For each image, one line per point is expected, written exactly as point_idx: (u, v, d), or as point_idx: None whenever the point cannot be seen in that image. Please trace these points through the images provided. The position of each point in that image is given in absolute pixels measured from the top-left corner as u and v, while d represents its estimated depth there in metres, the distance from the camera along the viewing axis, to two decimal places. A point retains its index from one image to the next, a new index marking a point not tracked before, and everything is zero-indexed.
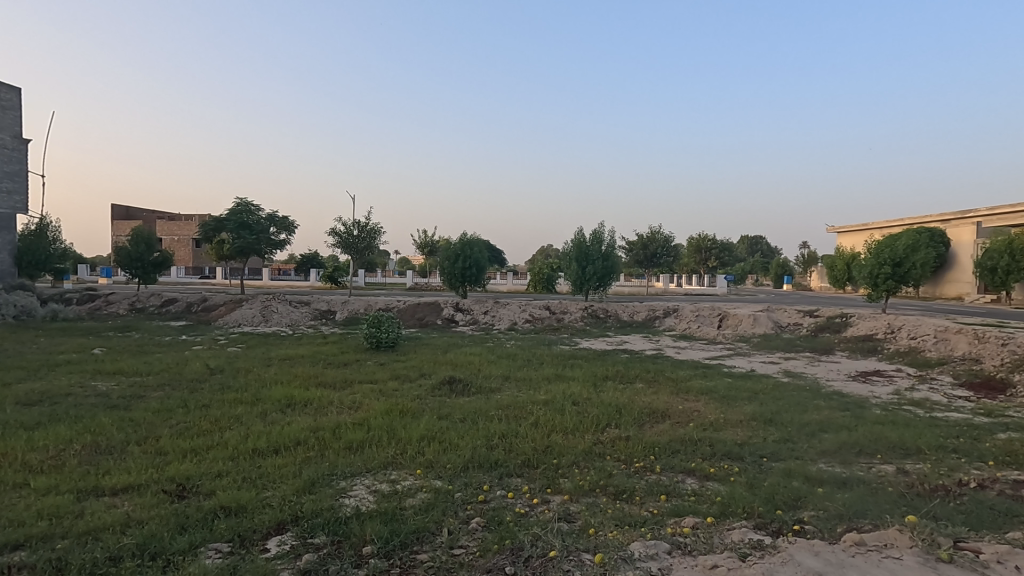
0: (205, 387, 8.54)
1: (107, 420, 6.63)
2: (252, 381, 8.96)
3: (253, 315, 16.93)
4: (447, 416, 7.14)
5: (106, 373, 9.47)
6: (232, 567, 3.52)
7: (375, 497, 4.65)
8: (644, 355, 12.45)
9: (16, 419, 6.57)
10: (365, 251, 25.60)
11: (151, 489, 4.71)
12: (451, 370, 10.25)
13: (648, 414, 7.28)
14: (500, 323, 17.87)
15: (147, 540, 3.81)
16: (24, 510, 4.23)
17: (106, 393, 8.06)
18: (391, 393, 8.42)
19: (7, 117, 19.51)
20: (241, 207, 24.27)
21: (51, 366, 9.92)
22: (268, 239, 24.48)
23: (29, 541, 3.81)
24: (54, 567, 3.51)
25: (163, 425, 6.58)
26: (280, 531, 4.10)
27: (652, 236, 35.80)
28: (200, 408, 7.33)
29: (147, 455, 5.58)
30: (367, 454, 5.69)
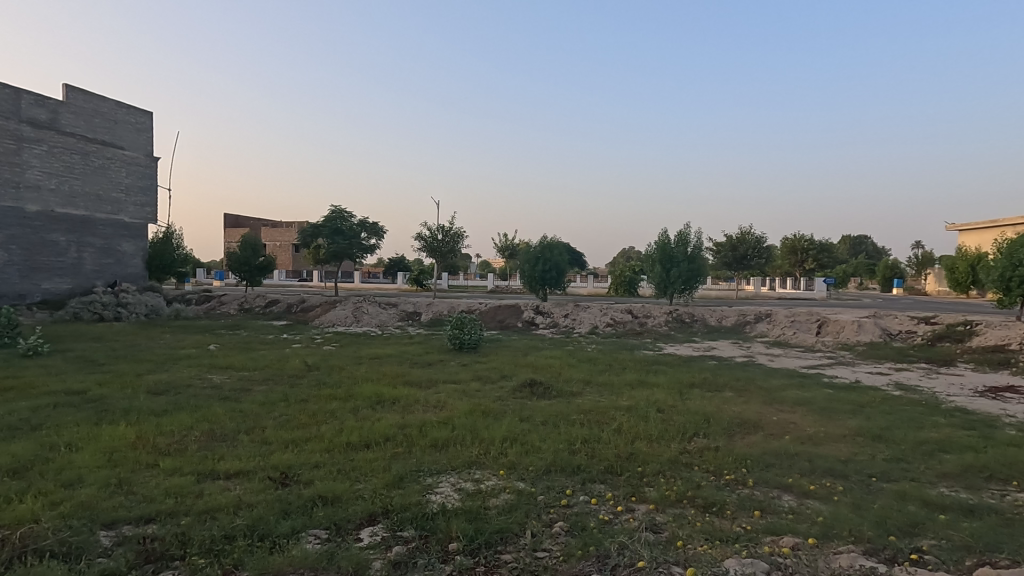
0: (304, 382, 9.19)
1: (221, 410, 7.31)
2: (344, 378, 9.51)
3: (345, 316, 17.95)
4: (528, 418, 7.18)
5: (218, 367, 10.41)
6: (329, 554, 3.72)
7: (460, 495, 4.77)
8: (733, 362, 11.84)
9: (147, 406, 7.41)
10: (448, 255, 26.33)
11: (259, 475, 5.13)
12: (531, 373, 10.28)
13: (738, 424, 6.92)
14: (580, 326, 17.73)
15: (255, 523, 4.14)
16: (155, 487, 4.74)
17: (218, 386, 8.87)
18: (473, 394, 8.61)
19: (142, 138, 21.15)
20: (335, 213, 25.80)
21: (174, 359, 11.11)
22: (359, 244, 25.83)
23: (158, 516, 4.26)
24: (179, 541, 3.89)
25: (267, 416, 7.13)
26: (372, 522, 4.31)
27: (743, 237, 34.00)
28: (300, 401, 7.90)
29: (254, 443, 6.07)
30: (452, 453, 5.85)
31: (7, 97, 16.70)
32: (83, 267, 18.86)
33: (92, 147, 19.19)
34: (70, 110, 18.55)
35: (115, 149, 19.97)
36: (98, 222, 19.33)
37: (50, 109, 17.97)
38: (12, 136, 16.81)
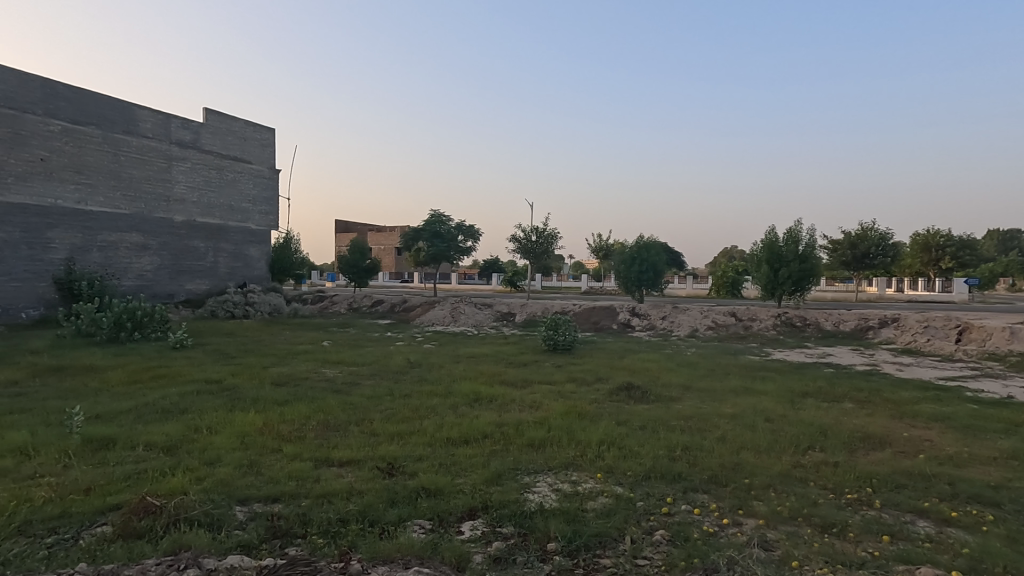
0: (407, 378, 9.68)
1: (334, 402, 7.89)
2: (444, 376, 9.89)
3: (444, 315, 18.67)
4: (625, 422, 7.03)
5: (331, 361, 11.25)
6: (433, 544, 3.88)
7: (558, 496, 4.77)
8: (853, 371, 10.81)
9: (272, 396, 8.18)
10: (542, 256, 26.48)
11: (369, 464, 5.46)
12: (628, 375, 10.06)
13: (860, 439, 6.30)
14: (678, 329, 17.07)
15: (366, 509, 4.42)
16: (279, 470, 5.22)
17: (332, 379, 9.59)
18: (568, 395, 8.59)
19: (267, 153, 23.39)
20: (435, 217, 26.88)
21: (294, 353, 12.18)
22: (456, 246, 26.72)
23: (282, 496, 4.68)
24: (301, 520, 4.24)
25: (374, 409, 7.59)
26: (472, 516, 4.43)
27: (864, 233, 30.95)
28: (403, 396, 8.33)
29: (364, 434, 6.49)
30: (549, 453, 5.87)
31: (160, 121, 19.13)
32: (218, 270, 21.17)
33: (226, 163, 21.49)
34: (208, 130, 20.89)
35: (244, 164, 22.25)
36: (230, 230, 21.62)
37: (193, 130, 20.36)
38: (163, 156, 19.23)
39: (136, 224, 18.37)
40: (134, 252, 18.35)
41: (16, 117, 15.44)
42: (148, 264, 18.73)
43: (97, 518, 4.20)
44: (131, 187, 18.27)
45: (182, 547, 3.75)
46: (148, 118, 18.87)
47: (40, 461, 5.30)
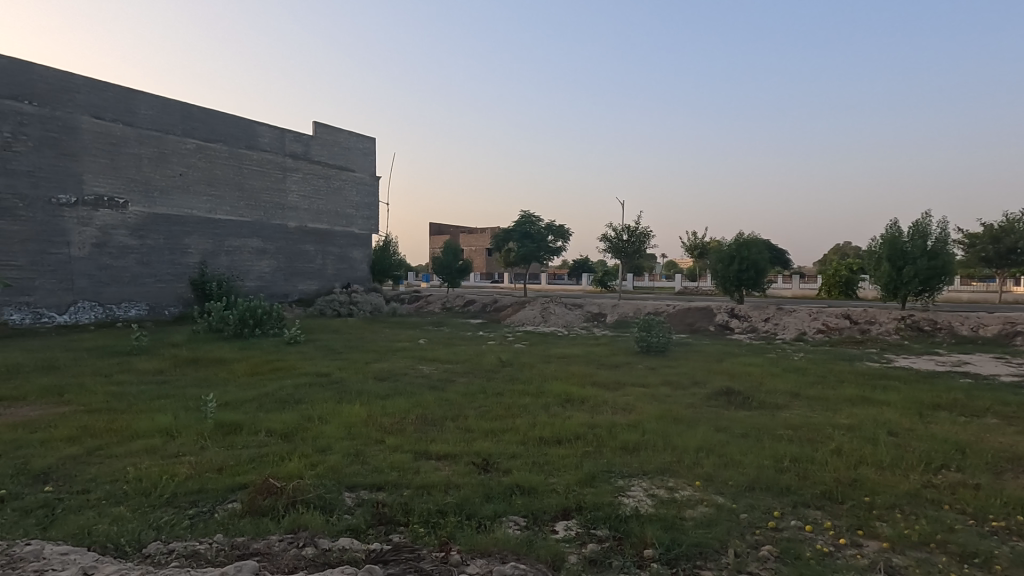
0: (499, 377, 9.85)
1: (431, 397, 8.22)
2: (535, 375, 9.96)
3: (534, 316, 18.80)
4: (726, 429, 6.69)
5: (427, 359, 11.73)
6: (528, 542, 3.92)
7: (654, 502, 4.64)
8: (996, 382, 9.52)
9: (374, 390, 8.67)
10: (633, 256, 25.88)
11: (465, 459, 5.63)
12: (727, 380, 9.56)
13: (1007, 460, 5.53)
14: (783, 332, 15.96)
15: (463, 502, 4.56)
16: (382, 460, 5.52)
17: (428, 375, 10.00)
18: (663, 398, 8.32)
19: (368, 161, 24.85)
20: (525, 218, 27.16)
21: (393, 350, 12.83)
22: (546, 246, 26.81)
23: (386, 485, 4.94)
24: (403, 509, 4.46)
25: (468, 406, 7.81)
26: (566, 516, 4.43)
27: (1009, 226, 27.16)
28: (496, 394, 8.49)
29: (459, 430, 6.69)
30: (644, 457, 5.72)
31: (276, 136, 20.96)
32: (326, 271, 22.79)
33: (332, 172, 23.10)
34: (317, 142, 22.59)
35: (348, 172, 23.79)
36: (336, 234, 23.19)
37: (304, 143, 22.11)
38: (279, 167, 21.05)
39: (256, 231, 20.25)
40: (255, 255, 20.22)
41: (161, 138, 17.60)
42: (266, 266, 20.56)
43: (229, 495, 4.68)
44: (252, 197, 20.17)
45: (300, 527, 4.08)
46: (266, 133, 20.76)
47: (182, 441, 5.98)
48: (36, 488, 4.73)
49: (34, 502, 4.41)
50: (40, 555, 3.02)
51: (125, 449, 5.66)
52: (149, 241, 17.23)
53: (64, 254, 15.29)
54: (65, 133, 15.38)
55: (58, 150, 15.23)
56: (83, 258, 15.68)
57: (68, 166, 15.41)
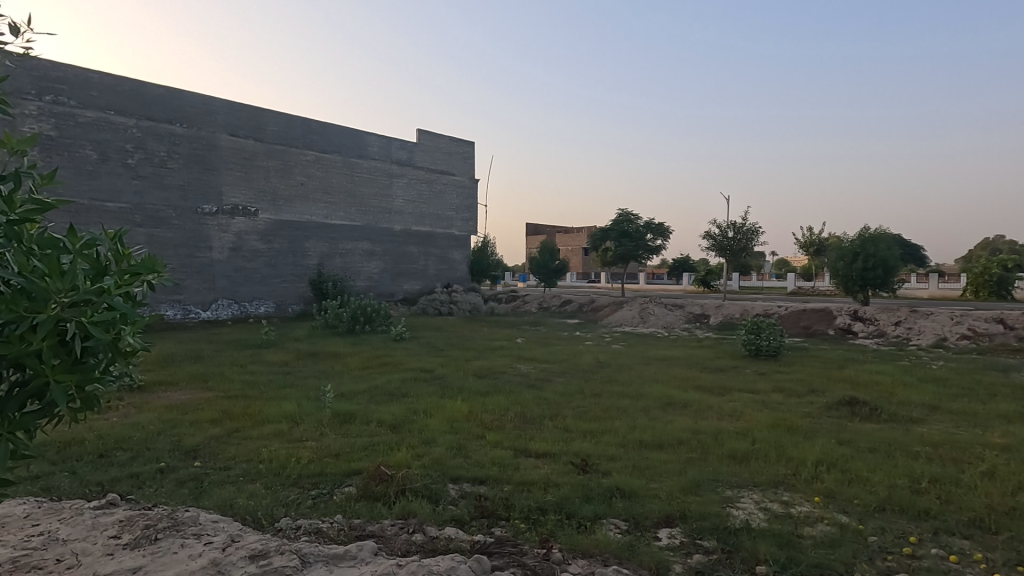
0: (597, 377, 9.74)
1: (529, 396, 8.31)
2: (635, 377, 9.72)
3: (632, 316, 18.36)
4: (849, 442, 6.11)
5: (524, 358, 11.87)
6: (630, 546, 3.84)
7: (766, 516, 4.35)
8: None
9: (475, 387, 8.93)
10: (740, 254, 24.42)
11: (564, 459, 5.63)
12: (850, 389, 8.72)
13: None
14: (918, 337, 14.28)
15: (563, 501, 4.56)
16: (483, 455, 5.66)
17: (526, 374, 10.12)
18: (774, 406, 7.77)
19: (468, 165, 25.65)
20: (622, 217, 26.62)
21: (492, 349, 13.14)
22: (645, 245, 26.08)
23: (487, 479, 5.07)
24: (504, 504, 4.55)
25: (566, 406, 7.80)
26: (669, 524, 4.28)
27: None
28: (594, 395, 8.40)
29: (557, 429, 6.70)
30: (754, 467, 5.38)
31: (383, 145, 22.27)
32: (428, 272, 23.84)
33: (434, 176, 24.10)
34: (420, 148, 23.69)
35: (449, 176, 24.70)
36: (437, 236, 24.17)
37: (409, 150, 23.28)
38: (386, 174, 22.34)
39: (365, 234, 21.64)
40: (365, 257, 21.63)
41: (286, 151, 19.38)
42: (375, 267, 21.91)
43: (345, 480, 5.04)
44: (363, 202, 21.58)
45: (410, 513, 4.31)
46: (375, 142, 22.13)
47: (305, 427, 6.55)
48: (188, 462, 5.41)
49: (187, 474, 5.04)
50: (197, 520, 3.44)
51: (258, 432, 6.30)
52: (276, 245, 19.03)
53: (207, 257, 17.32)
54: (209, 150, 17.43)
55: (202, 165, 17.29)
56: (222, 261, 17.67)
57: (211, 180, 17.45)
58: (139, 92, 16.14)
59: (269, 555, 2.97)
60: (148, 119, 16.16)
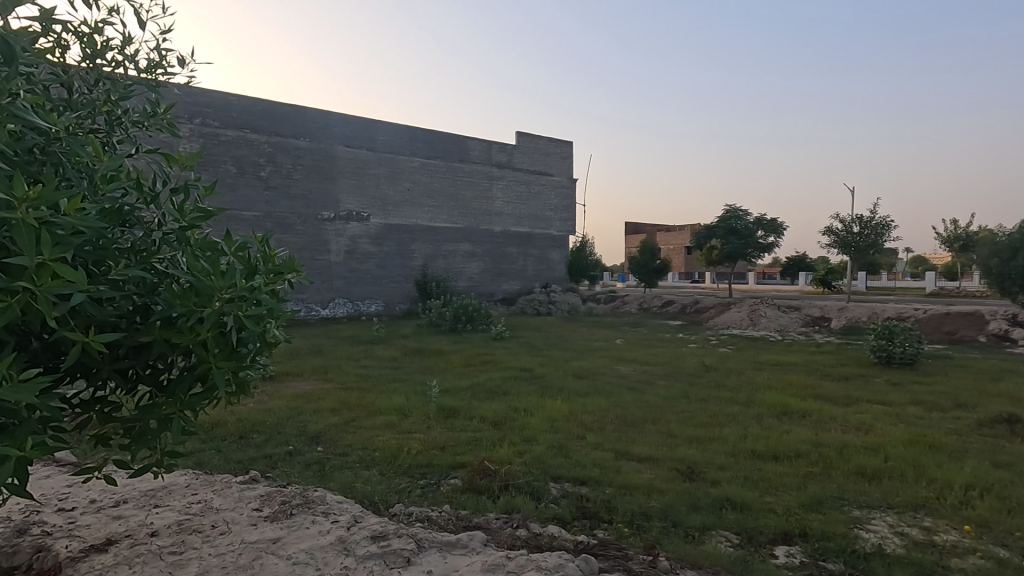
0: (702, 382, 9.29)
1: (630, 398, 8.13)
2: (745, 383, 9.16)
3: (741, 318, 17.32)
4: (1007, 466, 5.32)
5: (625, 359, 11.63)
6: (743, 561, 3.62)
7: (903, 542, 3.90)
8: None
9: (574, 387, 8.90)
10: (867, 251, 22.16)
11: (668, 464, 5.43)
12: (1007, 405, 7.59)
13: None
14: None
15: (668, 508, 4.41)
16: (584, 456, 5.62)
17: (627, 376, 9.90)
18: (911, 420, 6.96)
19: (566, 165, 25.61)
20: (730, 213, 25.20)
21: (591, 349, 13.02)
22: (755, 243, 24.49)
23: (588, 481, 5.03)
24: (607, 507, 4.48)
25: (670, 410, 7.53)
26: (787, 541, 3.99)
27: None
28: (700, 400, 8.03)
29: (660, 434, 6.49)
30: (887, 487, 4.85)
31: (484, 149, 22.88)
32: (527, 272, 24.13)
33: (533, 177, 24.34)
34: (520, 150, 24.04)
35: (548, 176, 24.82)
36: (536, 236, 24.38)
37: (508, 152, 23.71)
38: (487, 177, 22.92)
39: (467, 235, 22.36)
40: (466, 258, 22.35)
41: (395, 158, 20.53)
42: (476, 268, 22.58)
43: (451, 472, 5.25)
44: (465, 205, 22.31)
45: (513, 509, 4.39)
46: (476, 147, 22.80)
47: (413, 420, 6.90)
48: (312, 447, 5.91)
49: (312, 458, 5.51)
50: (324, 499, 3.76)
51: (371, 422, 6.74)
52: (385, 247, 20.25)
53: (326, 260, 18.83)
54: (327, 161, 18.94)
55: (322, 175, 18.82)
56: (338, 263, 19.13)
57: (329, 188, 18.94)
58: (270, 111, 17.91)
59: (387, 537, 3.17)
60: (277, 135, 17.88)
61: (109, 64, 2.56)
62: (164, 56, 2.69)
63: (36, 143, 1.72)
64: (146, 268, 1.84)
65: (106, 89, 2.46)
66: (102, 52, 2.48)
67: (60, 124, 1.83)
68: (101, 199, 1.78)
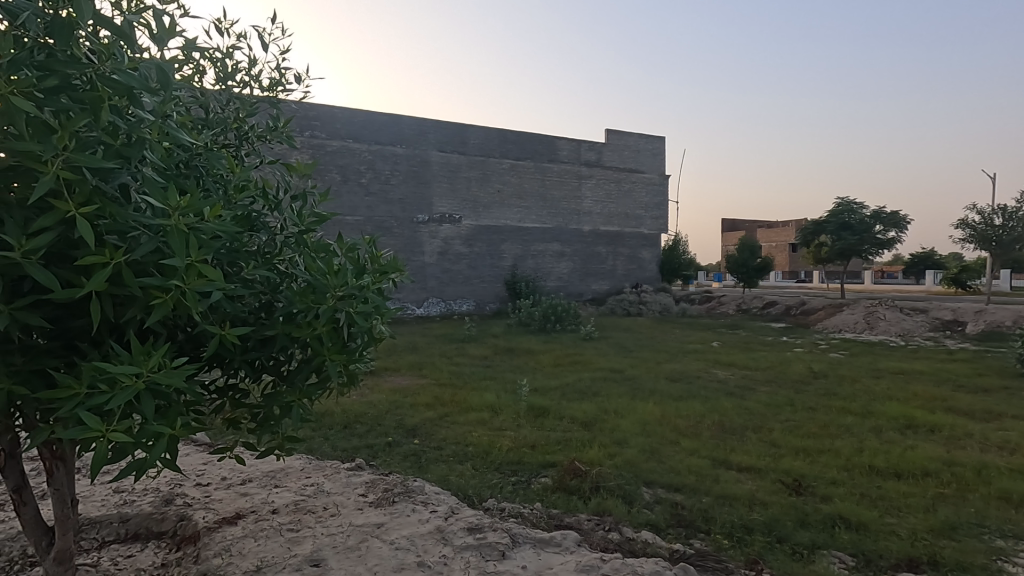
0: (811, 389, 8.61)
1: (729, 404, 7.72)
2: (861, 392, 8.38)
3: (855, 321, 15.85)
4: None
5: (722, 363, 11.06)
6: None
7: None
8: None
9: (667, 390, 8.60)
10: (1011, 246, 19.45)
11: (772, 476, 5.09)
12: None
13: None
14: None
15: (773, 522, 4.14)
16: (679, 462, 5.42)
17: (724, 381, 9.41)
18: None
19: (658, 161, 24.83)
20: (842, 206, 23.17)
21: (685, 351, 12.53)
22: (873, 238, 22.32)
23: (684, 488, 4.84)
24: (704, 516, 4.29)
25: (773, 418, 7.06)
26: (913, 568, 3.60)
27: None
28: (808, 409, 7.45)
29: (763, 443, 6.10)
30: None
31: (573, 148, 22.76)
32: (617, 272, 23.68)
33: (623, 175, 23.84)
34: (609, 148, 23.65)
35: (638, 174, 24.21)
36: (626, 235, 23.87)
37: (598, 151, 23.40)
38: (576, 176, 22.78)
39: (556, 235, 22.37)
40: (555, 258, 22.36)
41: (485, 161, 20.97)
42: (565, 267, 22.53)
43: (542, 470, 5.27)
44: (554, 205, 22.32)
45: (605, 511, 4.32)
46: (565, 146, 22.74)
47: (503, 418, 7.02)
48: (409, 439, 6.20)
49: (409, 450, 5.77)
50: (423, 489, 3.93)
51: (464, 418, 6.93)
52: (476, 248, 20.76)
53: (420, 261, 19.67)
54: (422, 166, 19.75)
55: (418, 180, 19.66)
56: (432, 264, 19.90)
57: (424, 192, 19.75)
58: (371, 121, 18.99)
59: (483, 530, 3.26)
60: (376, 144, 18.93)
61: (238, 85, 2.84)
62: (284, 74, 2.94)
63: (183, 158, 1.95)
64: (270, 269, 2.04)
65: (235, 106, 2.73)
66: (233, 74, 2.76)
67: (200, 141, 2.06)
68: (234, 207, 2.00)
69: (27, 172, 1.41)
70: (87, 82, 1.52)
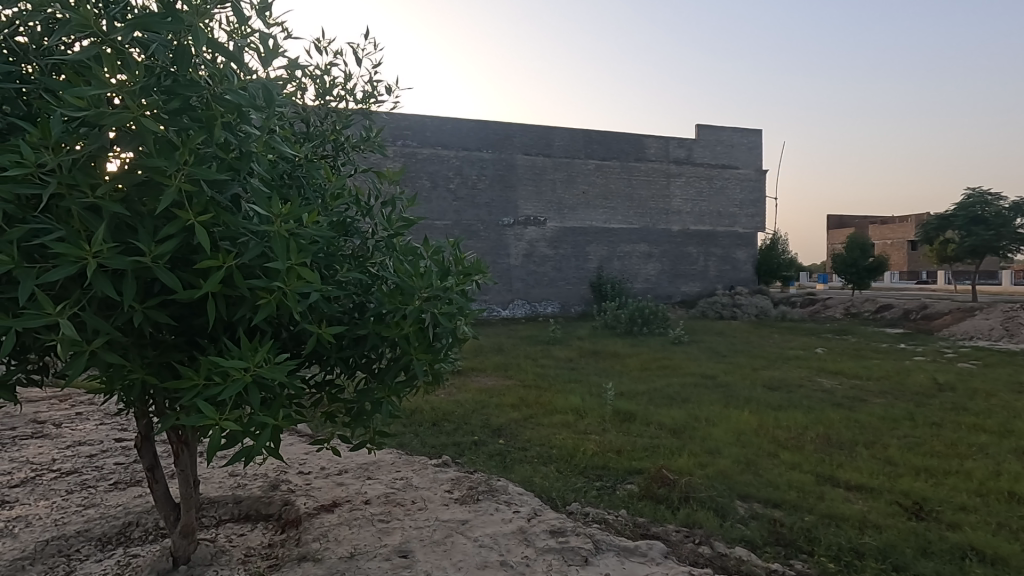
0: (935, 403, 7.71)
1: (836, 416, 7.09)
2: (999, 408, 7.38)
3: (990, 328, 14.02)
4: None
5: (828, 371, 10.20)
6: None
7: None
8: None
9: (765, 398, 8.09)
10: None
11: (887, 497, 4.61)
12: None
13: None
14: None
15: (888, 548, 3.75)
16: (778, 476, 5.05)
17: (831, 390, 8.66)
18: None
19: (754, 155, 23.42)
20: (973, 198, 20.60)
21: (785, 358, 11.70)
22: (1012, 233, 19.62)
23: (783, 504, 4.51)
24: (806, 536, 3.97)
25: (889, 433, 6.40)
26: None
27: None
28: (931, 425, 6.68)
29: (876, 460, 5.55)
30: None
31: (661, 146, 22.05)
32: (709, 273, 22.61)
33: (715, 171, 22.74)
34: (700, 144, 22.64)
35: (732, 170, 22.98)
36: (719, 235, 22.74)
37: (687, 147, 22.49)
38: (665, 174, 22.04)
39: (643, 236, 21.81)
40: (643, 259, 21.80)
41: (570, 162, 20.83)
42: (652, 269, 21.90)
43: (628, 476, 5.15)
44: (641, 205, 21.75)
45: (695, 523, 4.14)
46: (653, 144, 22.06)
47: (589, 421, 6.94)
48: (495, 438, 6.30)
49: (495, 449, 5.87)
50: (506, 489, 3.97)
51: (549, 420, 6.93)
52: (561, 250, 20.72)
53: (506, 262, 19.97)
54: (508, 169, 20.03)
55: (504, 184, 19.96)
56: (518, 266, 20.15)
57: (510, 196, 20.01)
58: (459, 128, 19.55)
59: (566, 534, 3.23)
60: (464, 150, 19.48)
61: (336, 99, 3.04)
62: (376, 86, 3.10)
63: (286, 170, 2.11)
64: (362, 271, 2.16)
65: (333, 119, 2.91)
66: (330, 89, 2.94)
67: (300, 153, 2.23)
68: (331, 213, 2.14)
69: (154, 185, 1.59)
70: (205, 103, 1.68)
